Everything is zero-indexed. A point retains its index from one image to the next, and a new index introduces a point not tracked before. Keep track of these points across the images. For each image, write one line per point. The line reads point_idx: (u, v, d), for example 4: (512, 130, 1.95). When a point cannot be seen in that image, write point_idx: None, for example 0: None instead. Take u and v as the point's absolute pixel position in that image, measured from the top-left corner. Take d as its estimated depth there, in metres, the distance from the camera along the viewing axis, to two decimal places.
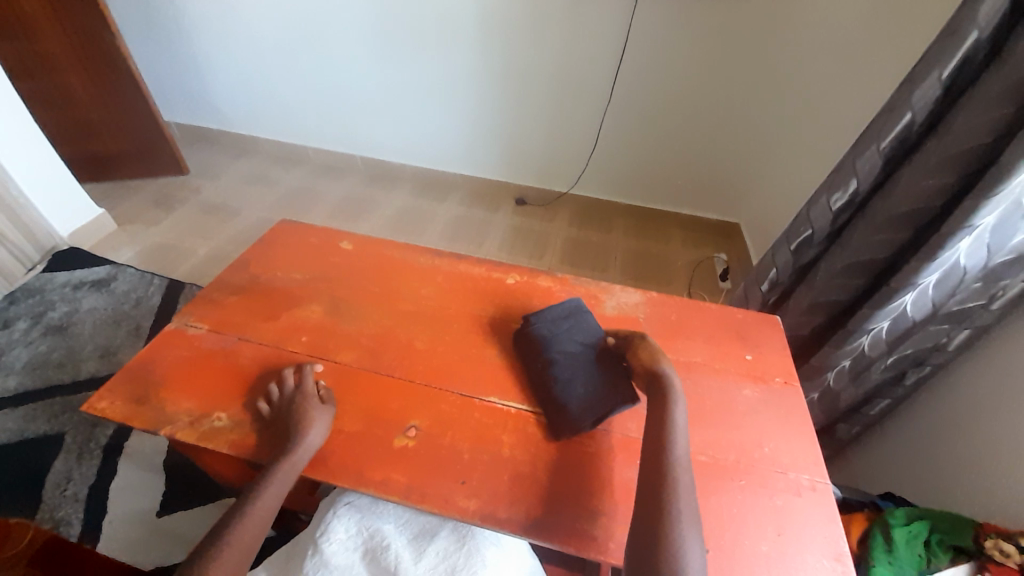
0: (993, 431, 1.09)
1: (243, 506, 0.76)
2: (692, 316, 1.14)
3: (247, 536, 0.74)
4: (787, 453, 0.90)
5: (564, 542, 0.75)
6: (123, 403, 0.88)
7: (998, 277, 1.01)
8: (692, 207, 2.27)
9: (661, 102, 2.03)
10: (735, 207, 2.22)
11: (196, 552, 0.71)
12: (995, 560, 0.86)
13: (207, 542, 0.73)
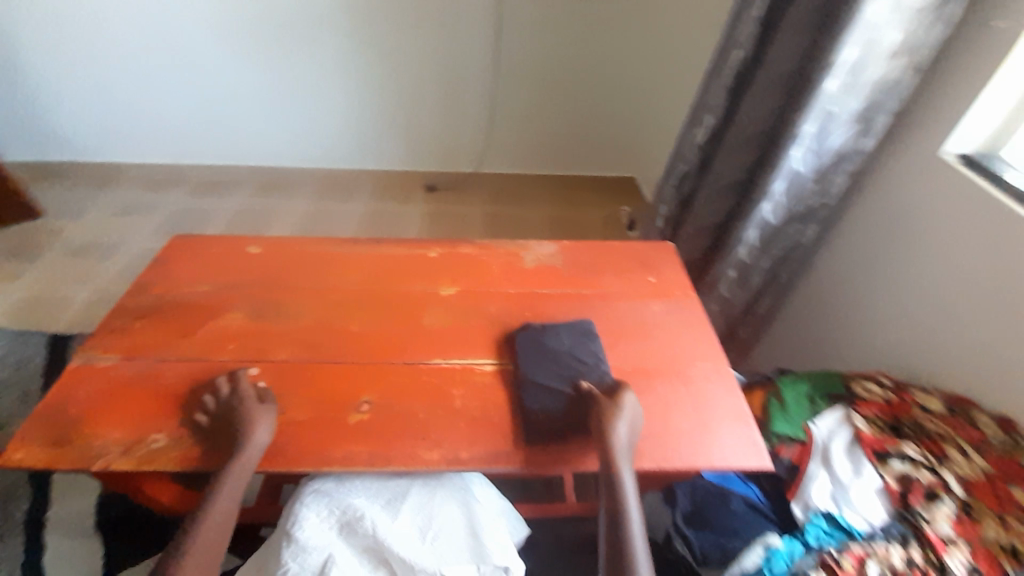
0: (845, 301, 1.34)
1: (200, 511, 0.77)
2: (601, 255, 1.27)
3: (212, 534, 0.76)
4: (694, 349, 1.06)
5: (523, 463, 0.85)
6: (40, 448, 0.82)
7: (826, 175, 1.25)
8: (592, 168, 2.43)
9: (545, 69, 2.14)
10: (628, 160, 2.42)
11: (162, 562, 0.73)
12: (860, 395, 1.04)
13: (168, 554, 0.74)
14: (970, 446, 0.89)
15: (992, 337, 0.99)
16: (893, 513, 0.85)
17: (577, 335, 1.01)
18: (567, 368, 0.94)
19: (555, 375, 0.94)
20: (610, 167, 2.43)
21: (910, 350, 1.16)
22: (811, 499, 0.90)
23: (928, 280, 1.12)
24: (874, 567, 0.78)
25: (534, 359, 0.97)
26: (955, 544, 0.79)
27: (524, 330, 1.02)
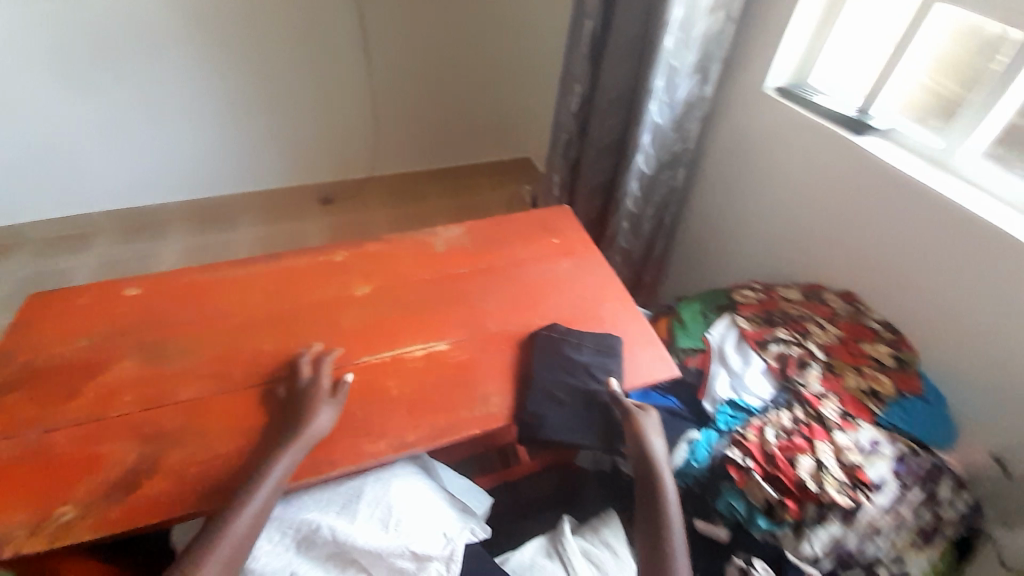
0: (721, 229, 1.53)
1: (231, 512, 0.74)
2: (507, 227, 1.31)
3: (241, 536, 0.73)
4: (603, 293, 1.15)
5: (468, 429, 0.88)
6: (35, 478, 0.79)
7: (681, 122, 1.42)
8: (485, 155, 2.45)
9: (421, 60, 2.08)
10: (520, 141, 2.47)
11: (195, 545, 0.72)
12: (741, 301, 1.22)
13: (202, 535, 0.73)
14: (823, 320, 1.10)
15: (827, 233, 1.19)
16: (779, 387, 0.99)
17: (599, 348, 1.00)
18: (587, 381, 0.94)
19: (574, 387, 0.93)
20: (503, 151, 2.46)
21: (773, 259, 1.35)
22: (715, 392, 1.02)
23: (776, 197, 1.32)
24: (771, 432, 0.88)
25: (549, 368, 0.95)
26: (826, 396, 0.94)
27: (542, 336, 1.01)
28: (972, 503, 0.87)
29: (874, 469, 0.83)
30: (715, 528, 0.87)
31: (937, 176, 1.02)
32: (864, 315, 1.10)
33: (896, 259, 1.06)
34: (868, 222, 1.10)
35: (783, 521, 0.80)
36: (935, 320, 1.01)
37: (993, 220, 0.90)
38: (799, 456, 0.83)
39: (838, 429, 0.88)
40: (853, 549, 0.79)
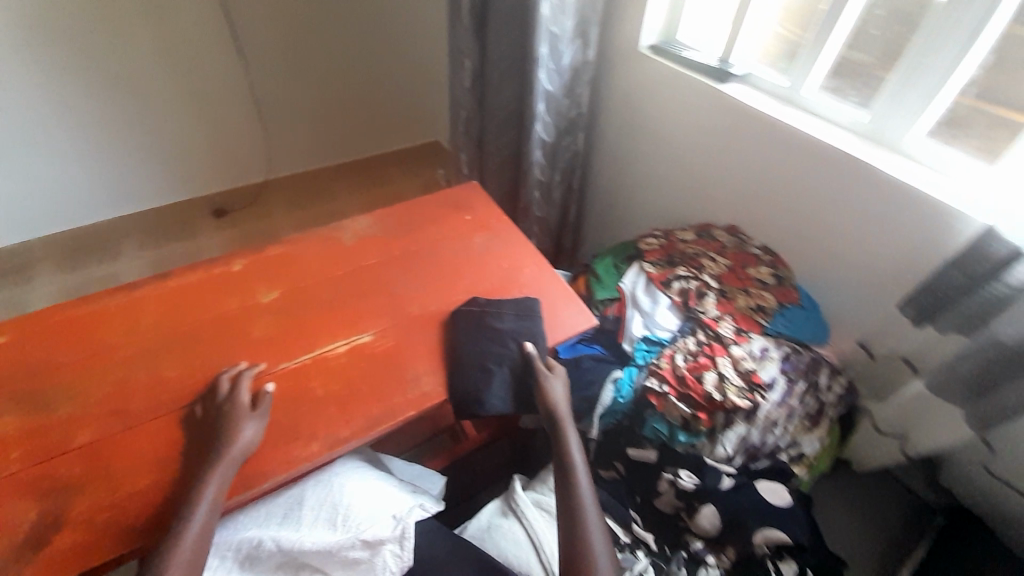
0: (623, 186, 1.62)
1: (171, 541, 0.70)
2: (417, 209, 1.27)
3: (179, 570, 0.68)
4: (520, 259, 1.15)
5: (401, 413, 0.86)
6: None
7: (572, 88, 1.47)
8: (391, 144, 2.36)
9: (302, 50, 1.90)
10: (426, 126, 2.38)
11: None
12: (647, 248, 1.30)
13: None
14: (715, 253, 1.22)
15: (715, 176, 1.29)
16: (684, 317, 1.10)
17: (520, 314, 1.00)
18: (506, 344, 0.95)
19: (495, 352, 0.94)
20: (408, 137, 2.38)
21: (674, 206, 1.45)
22: (631, 331, 1.10)
23: (669, 149, 1.39)
24: (680, 357, 0.98)
25: (473, 336, 0.96)
26: (722, 318, 1.06)
27: (468, 308, 1.01)
28: (848, 385, 1.02)
29: (766, 371, 0.95)
30: (643, 452, 0.93)
31: (789, 112, 1.11)
32: (747, 243, 1.23)
33: (770, 191, 1.17)
34: (748, 163, 1.19)
35: (698, 431, 0.90)
36: (809, 243, 1.12)
37: (836, 146, 1.00)
38: (704, 372, 0.93)
39: (734, 343, 0.99)
40: (757, 442, 0.91)
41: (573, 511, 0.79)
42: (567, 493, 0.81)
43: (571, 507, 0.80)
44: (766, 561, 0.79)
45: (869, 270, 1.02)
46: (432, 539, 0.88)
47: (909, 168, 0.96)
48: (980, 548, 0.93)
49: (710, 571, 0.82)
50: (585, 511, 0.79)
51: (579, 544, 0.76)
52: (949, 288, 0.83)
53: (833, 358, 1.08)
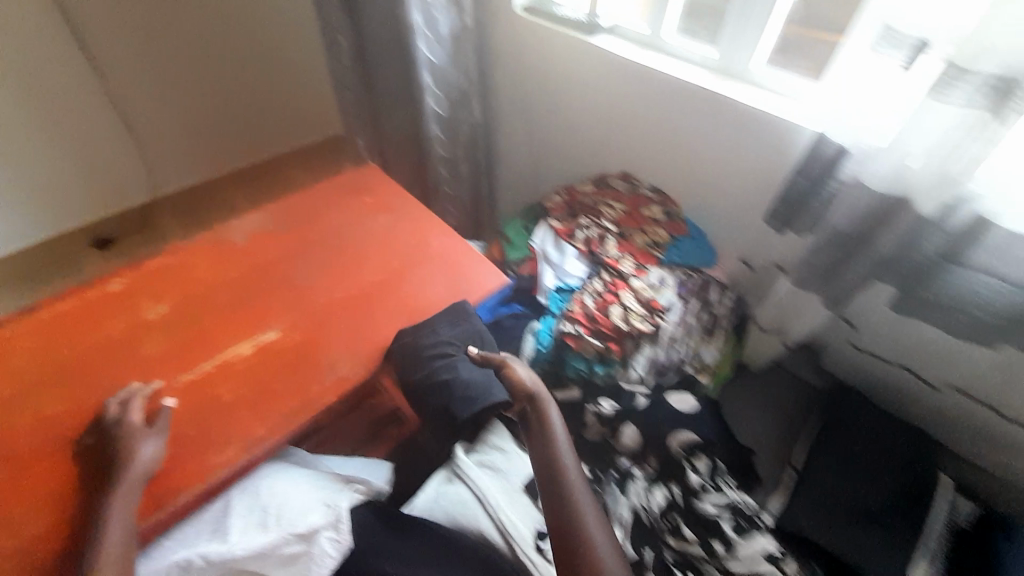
0: (526, 151, 1.64)
1: None
2: (311, 197, 1.20)
3: None
4: (425, 232, 1.10)
5: (318, 400, 0.83)
6: None
7: (456, 57, 1.45)
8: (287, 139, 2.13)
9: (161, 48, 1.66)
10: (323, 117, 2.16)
11: None
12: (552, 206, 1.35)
13: None
14: (612, 200, 1.29)
15: (605, 128, 1.34)
16: (591, 264, 1.15)
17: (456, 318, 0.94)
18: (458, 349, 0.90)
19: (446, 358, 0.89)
20: (305, 130, 2.15)
21: (575, 163, 1.50)
22: (544, 284, 1.14)
23: (561, 107, 1.42)
24: (588, 297, 1.04)
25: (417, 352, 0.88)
26: (623, 257, 1.13)
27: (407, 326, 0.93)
28: (738, 298, 1.14)
29: (664, 297, 1.04)
30: (568, 390, 0.98)
31: (651, 56, 1.18)
32: (639, 187, 1.31)
33: (655, 132, 1.23)
34: (630, 110, 1.25)
35: (613, 361, 0.97)
36: (694, 176, 1.21)
37: (692, 81, 1.09)
38: (610, 307, 1.01)
39: (634, 277, 1.07)
40: (665, 359, 0.99)
41: (559, 492, 0.78)
42: (549, 475, 0.80)
43: (556, 488, 0.78)
44: (681, 461, 0.86)
45: (744, 193, 1.13)
46: (376, 519, 0.86)
47: (756, 94, 1.05)
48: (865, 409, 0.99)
49: (638, 481, 0.87)
50: (572, 490, 0.78)
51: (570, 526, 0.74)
52: (797, 196, 0.92)
53: (722, 277, 1.19)
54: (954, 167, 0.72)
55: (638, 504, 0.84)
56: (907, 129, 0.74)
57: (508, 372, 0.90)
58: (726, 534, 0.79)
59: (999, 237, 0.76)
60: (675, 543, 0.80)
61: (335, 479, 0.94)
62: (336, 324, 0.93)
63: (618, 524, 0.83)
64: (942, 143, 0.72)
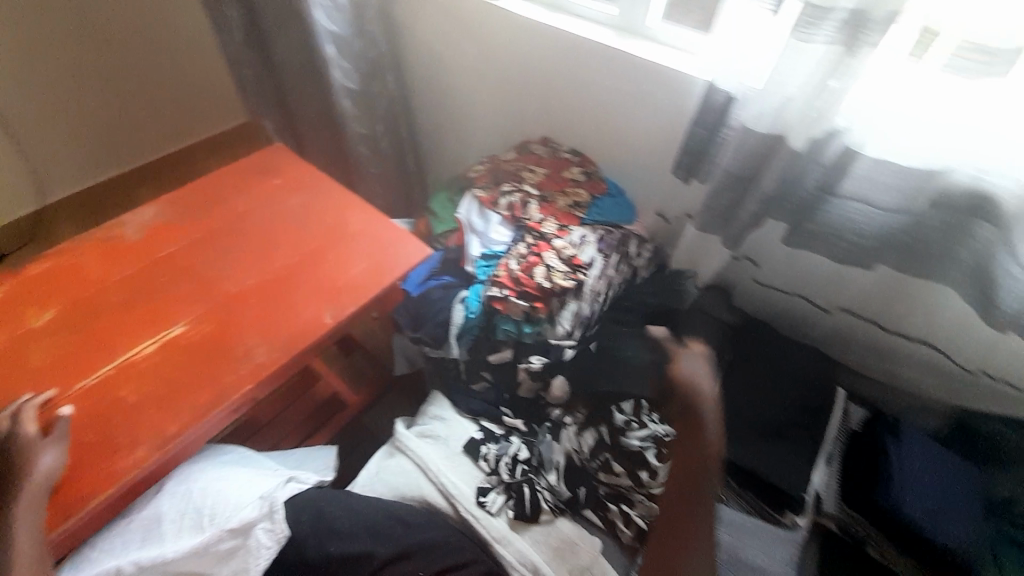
0: (447, 124, 1.60)
1: None
2: (212, 183, 1.12)
3: None
4: (341, 210, 1.06)
5: (235, 387, 0.81)
6: None
7: (361, 25, 1.38)
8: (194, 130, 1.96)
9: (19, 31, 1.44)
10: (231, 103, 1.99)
11: None
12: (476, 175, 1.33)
13: None
14: (533, 165, 1.30)
15: (521, 92, 1.34)
16: (515, 229, 1.17)
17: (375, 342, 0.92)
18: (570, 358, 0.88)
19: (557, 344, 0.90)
20: (215, 122, 2.00)
21: (496, 130, 1.49)
22: (470, 254, 1.14)
23: (476, 74, 1.40)
24: (513, 262, 1.05)
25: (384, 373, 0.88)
26: (545, 220, 1.15)
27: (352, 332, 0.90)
28: (656, 248, 1.19)
29: (585, 253, 1.07)
30: (502, 353, 1.01)
31: (562, 19, 1.17)
32: (558, 150, 1.32)
33: (571, 94, 1.24)
34: (541, 72, 1.26)
35: (540, 319, 1.00)
36: (609, 134, 1.24)
37: (595, 39, 1.11)
38: (534, 268, 1.03)
39: (557, 237, 1.10)
40: (590, 313, 1.02)
41: (674, 516, 0.78)
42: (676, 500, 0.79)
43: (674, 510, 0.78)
44: (607, 404, 0.94)
45: (657, 147, 1.18)
46: (325, 509, 0.83)
47: (657, 50, 1.08)
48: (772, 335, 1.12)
49: (570, 428, 0.95)
50: (685, 512, 0.77)
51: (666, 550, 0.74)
52: (697, 144, 0.98)
53: (641, 230, 1.22)
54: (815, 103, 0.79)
55: (571, 448, 0.93)
56: (783, 69, 0.79)
57: (674, 369, 0.91)
58: (650, 463, 0.88)
59: (865, 162, 0.83)
60: (605, 478, 0.90)
61: (272, 470, 0.91)
62: (249, 309, 0.90)
63: (554, 469, 0.91)
64: (810, 80, 0.78)
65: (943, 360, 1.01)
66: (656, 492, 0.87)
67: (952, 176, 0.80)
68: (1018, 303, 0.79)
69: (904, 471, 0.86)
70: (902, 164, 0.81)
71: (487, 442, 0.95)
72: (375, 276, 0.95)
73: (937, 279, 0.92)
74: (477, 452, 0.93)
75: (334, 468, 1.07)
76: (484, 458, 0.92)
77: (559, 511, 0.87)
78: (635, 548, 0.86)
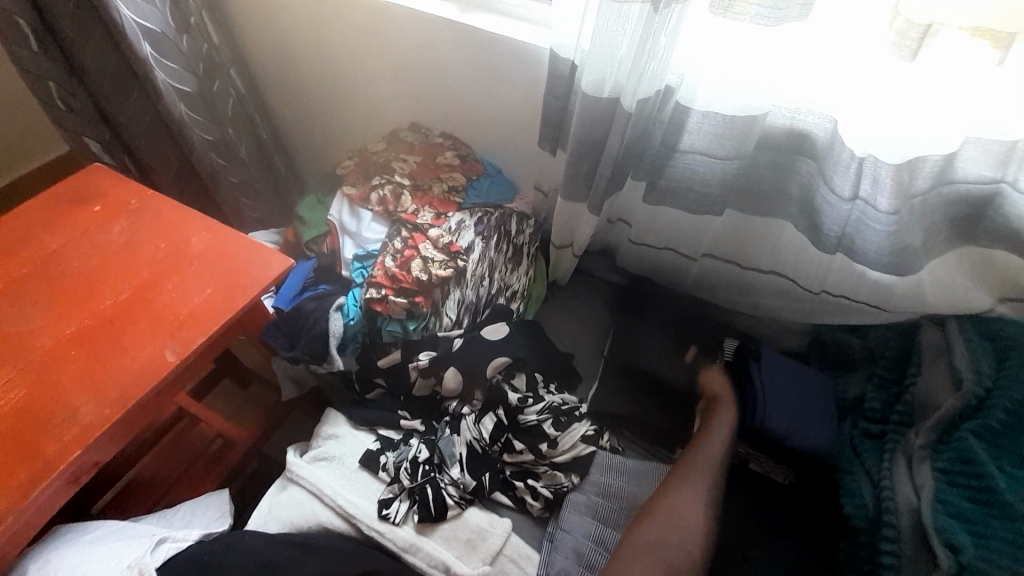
0: (310, 120, 1.47)
1: None
2: (7, 223, 0.93)
3: None
4: (180, 231, 0.94)
5: (67, 455, 0.70)
6: None
7: (184, 19, 1.19)
8: (17, 162, 1.65)
9: None
10: (40, 128, 1.65)
11: None
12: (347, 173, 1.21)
13: None
14: (405, 153, 1.20)
15: (381, 79, 1.25)
16: (390, 223, 1.10)
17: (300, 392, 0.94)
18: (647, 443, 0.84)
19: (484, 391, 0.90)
20: (35, 148, 1.67)
21: (362, 121, 1.39)
22: (344, 256, 1.08)
23: (329, 63, 1.28)
24: (389, 259, 1.00)
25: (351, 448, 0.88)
26: (420, 210, 1.09)
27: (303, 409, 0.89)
28: (537, 223, 1.21)
29: (464, 239, 1.05)
30: (390, 355, 0.97)
31: None
32: (429, 136, 1.25)
33: (430, 76, 1.19)
34: (395, 56, 1.19)
35: (423, 313, 0.98)
36: (474, 114, 1.21)
37: (438, 15, 1.06)
38: (410, 262, 0.99)
39: (433, 227, 1.05)
40: (475, 298, 1.04)
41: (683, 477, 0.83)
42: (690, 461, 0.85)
43: (685, 471, 0.84)
44: (501, 385, 0.95)
45: (525, 122, 1.16)
46: (217, 552, 0.74)
47: (503, 23, 1.06)
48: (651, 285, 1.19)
49: (468, 418, 0.94)
50: (695, 474, 0.83)
51: (673, 504, 0.79)
52: (554, 116, 1.00)
53: (523, 208, 1.21)
54: (653, 63, 0.81)
55: (471, 437, 0.92)
56: (614, 33, 0.80)
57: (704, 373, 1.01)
58: (549, 434, 0.91)
59: (695, 116, 0.89)
60: (509, 458, 0.91)
61: (149, 534, 0.81)
62: (77, 363, 0.77)
63: (456, 462, 0.90)
64: (636, 40, 0.80)
65: (792, 287, 1.12)
66: (559, 461, 0.90)
67: (771, 119, 0.88)
68: (837, 226, 0.90)
69: (768, 394, 0.95)
70: (721, 113, 0.86)
71: (386, 451, 0.92)
72: (229, 297, 0.86)
73: (776, 217, 1.01)
74: (376, 463, 0.90)
75: (233, 511, 0.96)
76: (384, 468, 0.89)
77: (467, 502, 0.87)
78: (545, 518, 0.89)
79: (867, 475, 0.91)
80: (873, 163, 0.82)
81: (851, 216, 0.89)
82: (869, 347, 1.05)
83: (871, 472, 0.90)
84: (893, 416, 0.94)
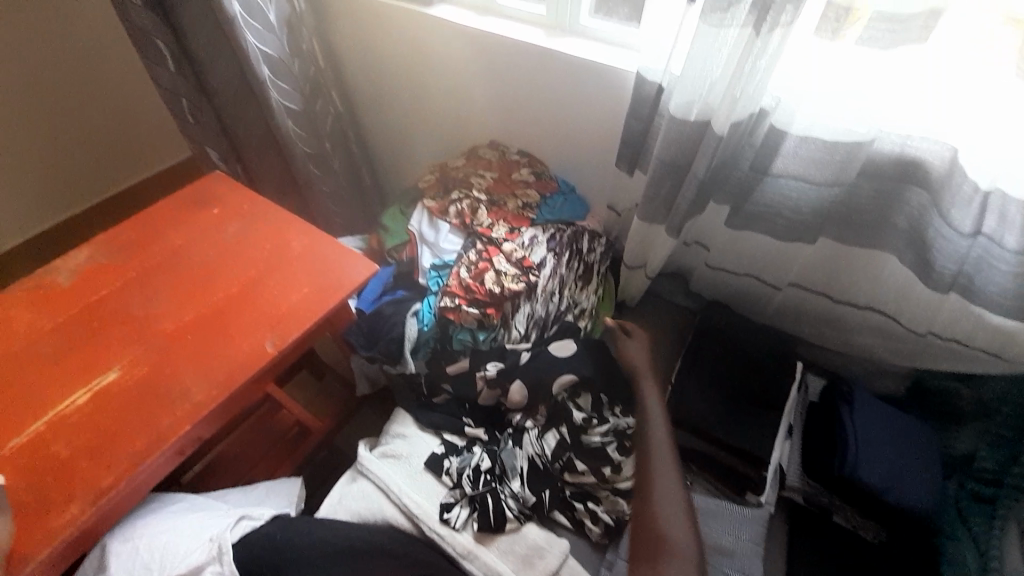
0: (396, 136, 1.58)
1: None
2: (146, 219, 1.07)
3: None
4: (282, 235, 1.03)
5: (177, 430, 0.79)
6: None
7: (297, 46, 1.33)
8: (160, 161, 1.93)
9: None
10: (171, 139, 1.92)
11: None
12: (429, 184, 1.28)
13: None
14: (483, 169, 1.24)
15: (464, 100, 1.32)
16: (466, 236, 1.14)
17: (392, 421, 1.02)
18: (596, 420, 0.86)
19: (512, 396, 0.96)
20: (172, 148, 1.95)
21: (445, 138, 1.47)
22: (422, 265, 1.14)
23: (418, 84, 1.37)
24: (464, 270, 1.04)
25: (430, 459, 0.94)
26: (496, 224, 1.13)
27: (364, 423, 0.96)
28: (608, 241, 1.20)
29: (536, 254, 1.07)
30: (458, 362, 1.02)
31: (493, 22, 1.15)
32: (507, 153, 1.28)
33: (512, 96, 1.23)
34: (479, 78, 1.25)
35: (493, 325, 1.02)
36: (551, 134, 1.23)
37: (527, 39, 1.10)
38: (485, 274, 1.02)
39: (507, 241, 1.08)
40: (544, 313, 1.05)
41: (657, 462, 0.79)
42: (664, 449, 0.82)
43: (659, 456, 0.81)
44: (566, 403, 0.95)
45: (601, 142, 1.17)
46: (286, 539, 0.79)
47: (590, 47, 1.08)
48: (734, 317, 1.10)
49: (531, 432, 0.95)
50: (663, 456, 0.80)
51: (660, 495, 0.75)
52: (635, 136, 1.00)
53: (594, 226, 1.20)
54: (750, 86, 0.79)
55: (533, 452, 0.93)
56: (706, 55, 0.78)
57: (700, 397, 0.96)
58: (613, 457, 0.89)
59: (791, 140, 0.85)
60: (570, 478, 0.90)
61: (226, 512, 0.87)
62: (191, 347, 0.88)
63: (517, 476, 0.91)
64: (731, 63, 0.78)
65: (892, 325, 1.01)
66: (622, 486, 0.88)
67: (877, 145, 0.82)
68: (953, 263, 0.82)
69: (861, 440, 0.87)
70: (819, 138, 0.82)
71: (450, 456, 0.95)
72: (323, 297, 0.93)
73: (877, 248, 0.94)
74: (439, 467, 0.93)
75: (299, 501, 1.02)
76: (448, 473, 0.92)
77: (525, 517, 0.87)
78: (605, 544, 0.87)
79: (972, 540, 0.85)
80: (1000, 197, 0.74)
81: (970, 253, 0.81)
82: (981, 400, 0.93)
83: (978, 539, 0.84)
84: (1008, 479, 0.88)
